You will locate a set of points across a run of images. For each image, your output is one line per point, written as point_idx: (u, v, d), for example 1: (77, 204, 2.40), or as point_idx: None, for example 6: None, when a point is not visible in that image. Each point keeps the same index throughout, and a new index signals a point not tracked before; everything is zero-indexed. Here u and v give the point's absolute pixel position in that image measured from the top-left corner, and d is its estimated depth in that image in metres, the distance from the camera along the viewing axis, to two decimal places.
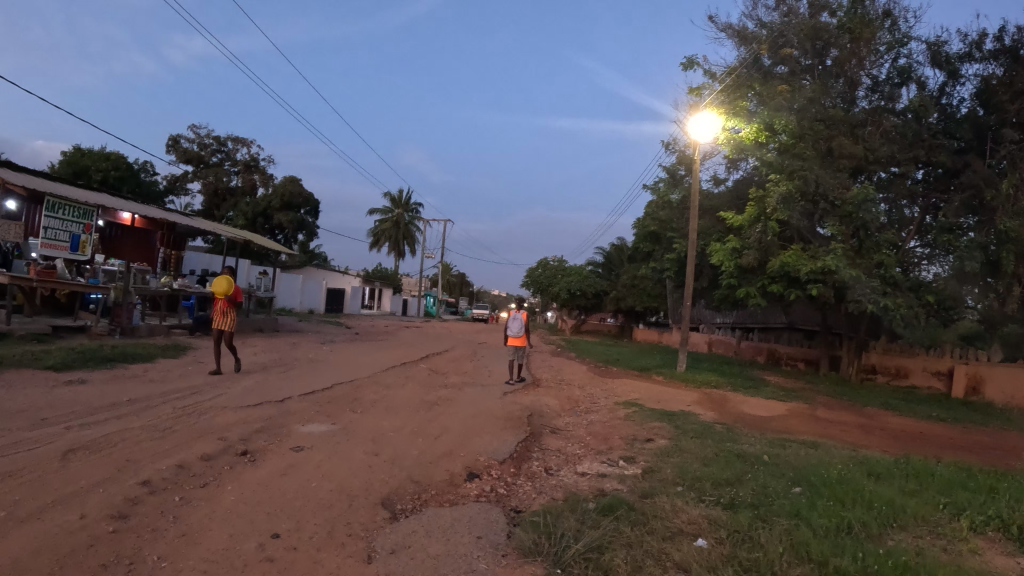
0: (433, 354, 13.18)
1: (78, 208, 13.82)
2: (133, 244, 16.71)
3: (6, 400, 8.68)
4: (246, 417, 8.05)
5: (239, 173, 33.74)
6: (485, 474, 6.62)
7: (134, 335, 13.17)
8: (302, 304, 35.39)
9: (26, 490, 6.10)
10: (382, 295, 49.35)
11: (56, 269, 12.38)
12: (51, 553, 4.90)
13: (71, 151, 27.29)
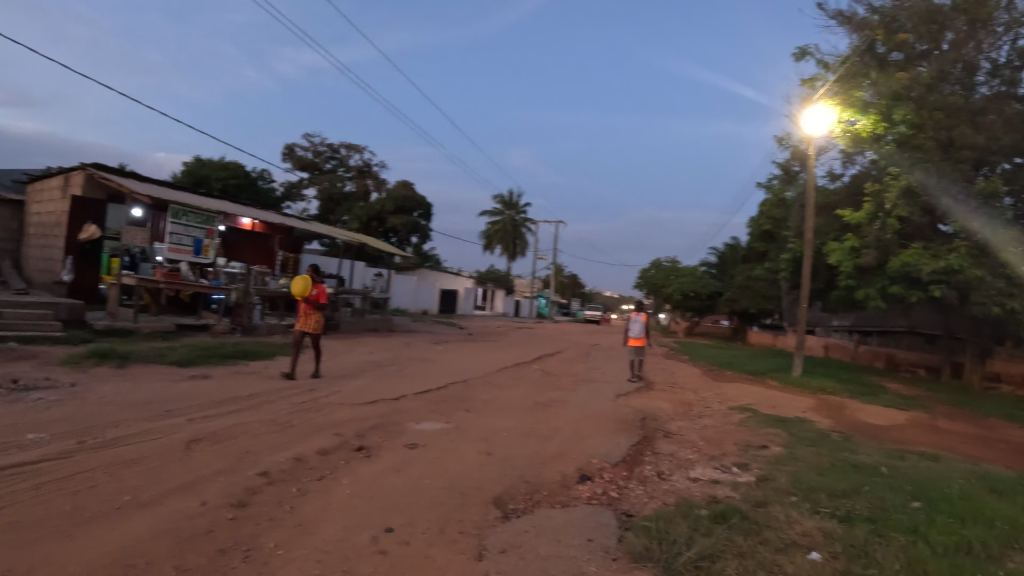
0: (545, 356, 13.22)
1: (202, 214, 14.26)
2: (254, 248, 17.18)
3: (134, 393, 9.01)
4: (363, 414, 8.20)
5: (353, 179, 34.00)
6: (597, 477, 6.61)
7: (254, 333, 13.64)
8: (414, 303, 35.97)
9: (151, 480, 6.37)
10: (494, 297, 49.65)
11: (180, 272, 12.83)
12: (172, 539, 5.14)
13: (190, 163, 28.05)
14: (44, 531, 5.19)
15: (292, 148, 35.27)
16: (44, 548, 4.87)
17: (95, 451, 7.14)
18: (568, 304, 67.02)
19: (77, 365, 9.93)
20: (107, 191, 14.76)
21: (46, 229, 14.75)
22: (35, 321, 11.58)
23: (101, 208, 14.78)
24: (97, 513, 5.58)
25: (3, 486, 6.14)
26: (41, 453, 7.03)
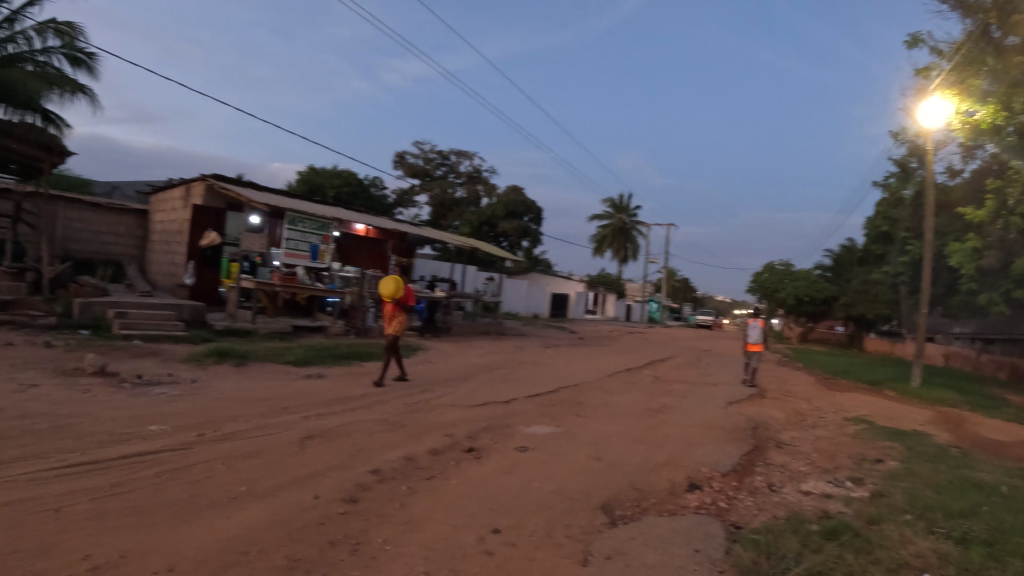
0: (657, 361, 13.13)
1: (317, 221, 14.60)
2: (368, 253, 17.46)
3: (251, 391, 9.25)
4: (473, 415, 8.26)
5: (464, 185, 34.32)
6: (707, 486, 6.56)
7: (367, 335, 13.87)
8: (525, 308, 35.91)
9: (266, 472, 6.58)
10: (605, 301, 49.42)
11: (296, 275, 13.16)
12: (284, 531, 5.32)
13: (305, 173, 28.67)
14: (164, 520, 5.43)
15: (403, 157, 35.69)
16: (164, 537, 5.11)
17: (213, 443, 7.39)
18: (680, 309, 66.37)
19: (199, 364, 10.24)
20: (226, 200, 15.24)
21: (172, 236, 15.36)
22: (160, 321, 12.11)
23: (220, 216, 15.25)
24: (214, 504, 5.80)
25: (128, 475, 6.43)
26: (163, 444, 7.31)
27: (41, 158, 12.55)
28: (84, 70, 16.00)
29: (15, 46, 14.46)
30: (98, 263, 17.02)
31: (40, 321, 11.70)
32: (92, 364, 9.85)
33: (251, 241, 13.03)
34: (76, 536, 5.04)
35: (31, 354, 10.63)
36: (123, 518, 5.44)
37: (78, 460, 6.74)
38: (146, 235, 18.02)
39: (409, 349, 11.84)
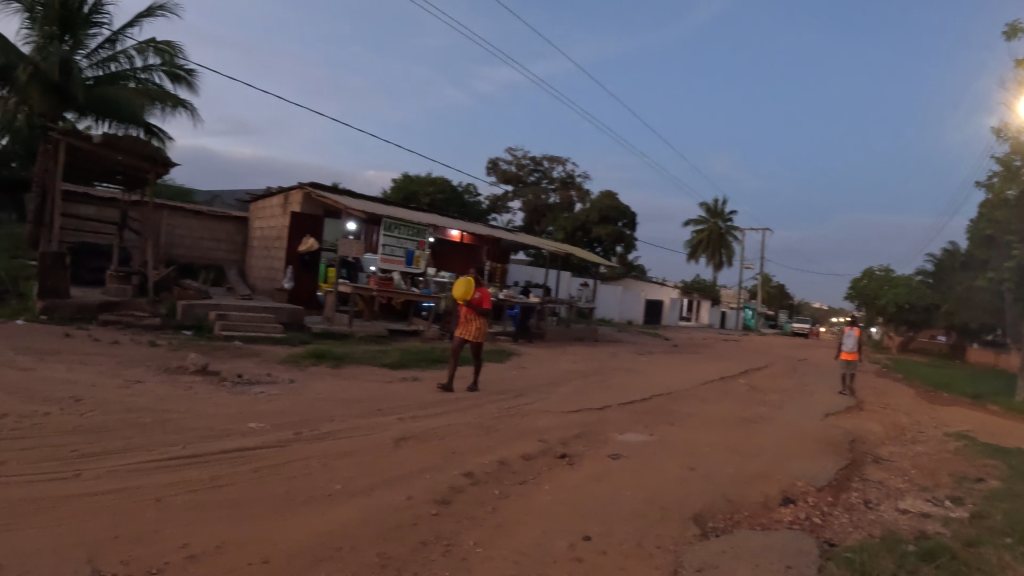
0: (752, 370, 12.99)
1: (413, 227, 14.61)
2: (463, 259, 17.60)
3: (348, 393, 9.40)
4: (567, 421, 8.27)
5: (556, 190, 34.13)
6: (801, 500, 6.48)
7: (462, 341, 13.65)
8: (619, 314, 35.69)
9: (361, 472, 6.68)
10: (700, 308, 48.90)
11: (392, 280, 13.33)
12: (377, 529, 5.42)
13: (401, 181, 29.09)
14: (260, 513, 5.58)
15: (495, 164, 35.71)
16: (260, 529, 5.26)
17: (310, 442, 7.52)
18: (776, 315, 65.42)
19: (297, 365, 10.45)
20: (324, 207, 15.51)
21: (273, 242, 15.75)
22: (259, 324, 12.38)
23: (318, 223, 15.55)
24: (310, 500, 5.93)
25: (228, 469, 6.60)
26: (261, 441, 7.48)
27: (145, 168, 12.89)
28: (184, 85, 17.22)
29: (119, 63, 16.64)
30: (200, 268, 17.53)
31: (145, 321, 12.15)
32: (194, 363, 10.11)
33: (349, 246, 13.12)
34: (175, 526, 5.22)
35: (136, 353, 10.97)
36: (222, 510, 5.60)
37: (180, 454, 6.94)
38: (247, 241, 18.44)
39: (503, 354, 11.89)
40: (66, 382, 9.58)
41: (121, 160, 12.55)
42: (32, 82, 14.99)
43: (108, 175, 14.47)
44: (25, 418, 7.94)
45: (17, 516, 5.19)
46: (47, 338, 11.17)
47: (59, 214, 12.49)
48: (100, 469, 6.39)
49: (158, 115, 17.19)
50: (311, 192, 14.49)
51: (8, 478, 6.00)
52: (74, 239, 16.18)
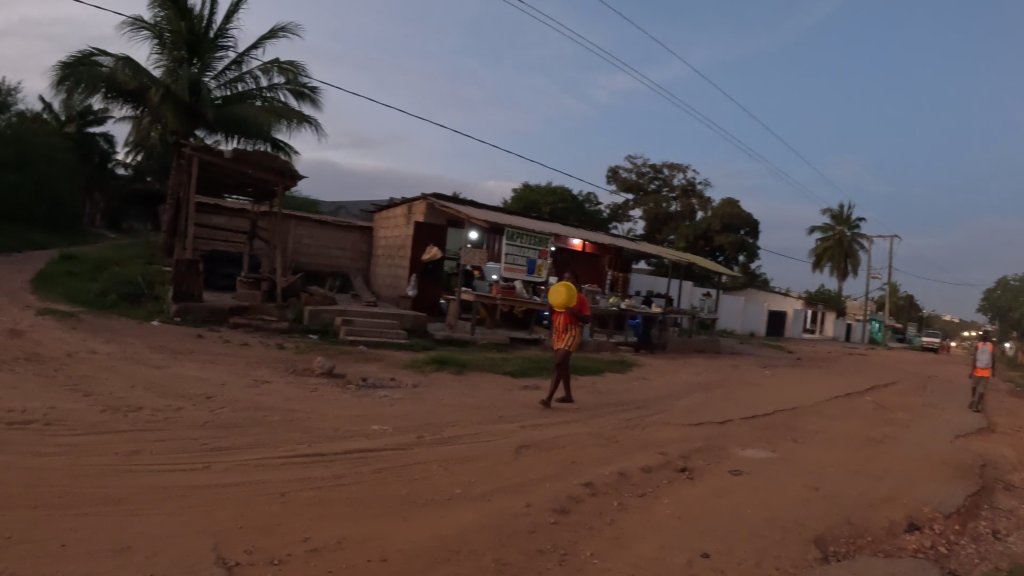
0: (879, 386, 12.67)
1: (534, 235, 14.61)
2: (584, 267, 17.58)
3: (470, 399, 9.48)
4: (688, 435, 8.19)
5: (678, 199, 32.73)
6: (927, 528, 6.32)
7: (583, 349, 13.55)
8: (742, 326, 35.03)
9: (481, 477, 6.75)
10: (825, 319, 47.81)
11: (515, 288, 13.40)
12: (494, 535, 5.47)
13: (522, 189, 29.26)
14: (380, 512, 5.70)
15: (615, 170, 34.49)
16: (379, 528, 5.38)
17: (431, 446, 7.63)
18: (905, 328, 63.53)
19: (420, 371, 10.59)
20: (446, 216, 15.69)
21: (398, 251, 16.03)
22: (383, 330, 12.62)
23: (441, 232, 15.73)
24: (430, 503, 6.03)
25: (351, 468, 6.75)
26: (384, 443, 7.61)
27: (274, 182, 13.24)
28: (309, 101, 19.06)
29: (245, 84, 18.65)
30: (327, 275, 17.97)
31: (273, 325, 12.53)
32: (320, 365, 10.35)
33: (471, 255, 13.19)
34: (298, 520, 5.37)
35: (264, 354, 11.29)
36: (343, 508, 5.74)
37: (306, 451, 7.13)
38: (372, 249, 18.81)
39: (624, 365, 11.85)
40: (198, 380, 9.91)
41: (251, 173, 12.92)
42: (165, 99, 17.19)
43: (239, 187, 14.95)
44: (160, 412, 8.25)
45: (151, 504, 5.42)
46: (181, 339, 11.62)
47: (192, 225, 12.98)
48: (229, 463, 6.61)
49: (284, 132, 19.08)
50: (435, 203, 14.75)
51: (144, 468, 6.25)
52: (206, 246, 16.76)
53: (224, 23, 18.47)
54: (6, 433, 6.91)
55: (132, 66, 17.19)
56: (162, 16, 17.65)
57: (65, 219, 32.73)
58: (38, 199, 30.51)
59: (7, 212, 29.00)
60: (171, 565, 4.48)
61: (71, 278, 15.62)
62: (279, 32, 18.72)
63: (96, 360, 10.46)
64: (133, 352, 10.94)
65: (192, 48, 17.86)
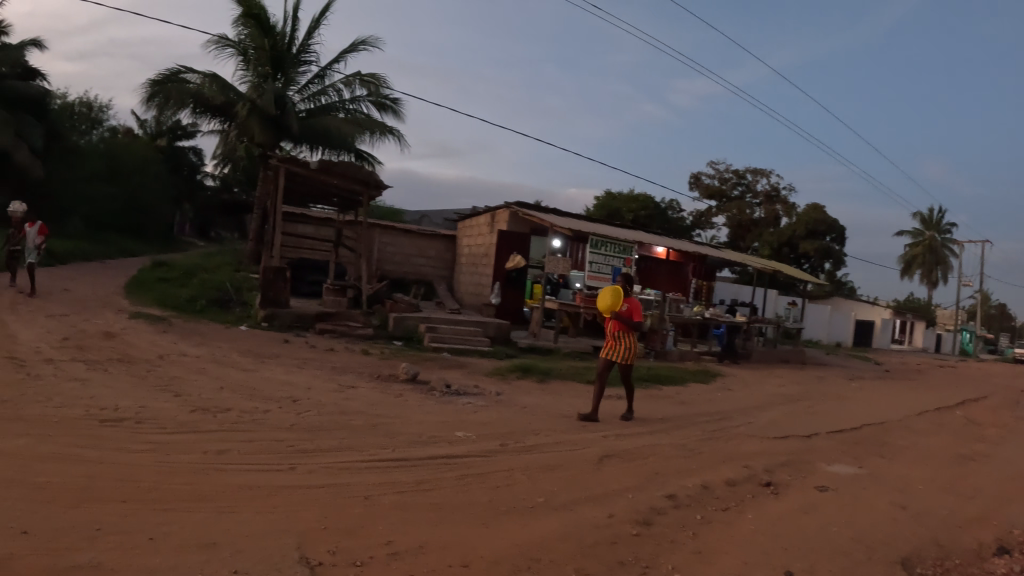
0: (971, 400, 12.36)
1: (619, 244, 14.61)
2: (668, 275, 17.47)
3: (553, 407, 9.48)
4: (773, 448, 8.09)
5: (762, 205, 32.09)
6: (1019, 551, 6.15)
7: (667, 358, 13.56)
8: (828, 336, 34.36)
9: (564, 486, 6.74)
10: (914, 329, 46.79)
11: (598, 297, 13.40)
12: (575, 545, 5.47)
13: (605, 198, 29.24)
14: (462, 518, 5.73)
15: (699, 175, 33.81)
16: (460, 534, 5.41)
17: (514, 454, 7.65)
18: (997, 339, 61.87)
19: (504, 379, 10.62)
20: (530, 225, 15.75)
21: (481, 259, 16.18)
22: (467, 337, 12.71)
23: (525, 240, 15.82)
24: (511, 510, 6.04)
25: (434, 474, 6.80)
26: (468, 450, 7.65)
27: (359, 191, 13.43)
28: (391, 112, 19.41)
29: (328, 96, 19.06)
30: (411, 283, 18.12)
31: (358, 331, 12.71)
32: (405, 371, 10.43)
33: (554, 263, 13.24)
34: (380, 522, 5.43)
35: (349, 359, 11.42)
36: (426, 513, 5.78)
37: (390, 456, 7.19)
38: (455, 257, 18.93)
39: (707, 375, 11.75)
40: (284, 383, 10.05)
41: (337, 184, 13.13)
42: (251, 115, 17.66)
43: (325, 197, 15.22)
44: (248, 414, 8.39)
45: (237, 501, 5.53)
46: (269, 344, 11.83)
47: (280, 232, 13.23)
48: (314, 465, 6.71)
49: (368, 143, 19.41)
50: (518, 212, 14.88)
51: (232, 467, 6.38)
52: (293, 254, 17.04)
53: (307, 39, 18.85)
54: (100, 431, 7.09)
55: (219, 84, 17.71)
56: (246, 34, 18.14)
57: (157, 228, 33.53)
58: (130, 209, 31.31)
59: (101, 221, 29.81)
60: (255, 561, 4.58)
61: (164, 283, 15.99)
62: (360, 45, 19.03)
63: (186, 362, 10.68)
64: (221, 355, 11.16)
65: (276, 64, 18.32)
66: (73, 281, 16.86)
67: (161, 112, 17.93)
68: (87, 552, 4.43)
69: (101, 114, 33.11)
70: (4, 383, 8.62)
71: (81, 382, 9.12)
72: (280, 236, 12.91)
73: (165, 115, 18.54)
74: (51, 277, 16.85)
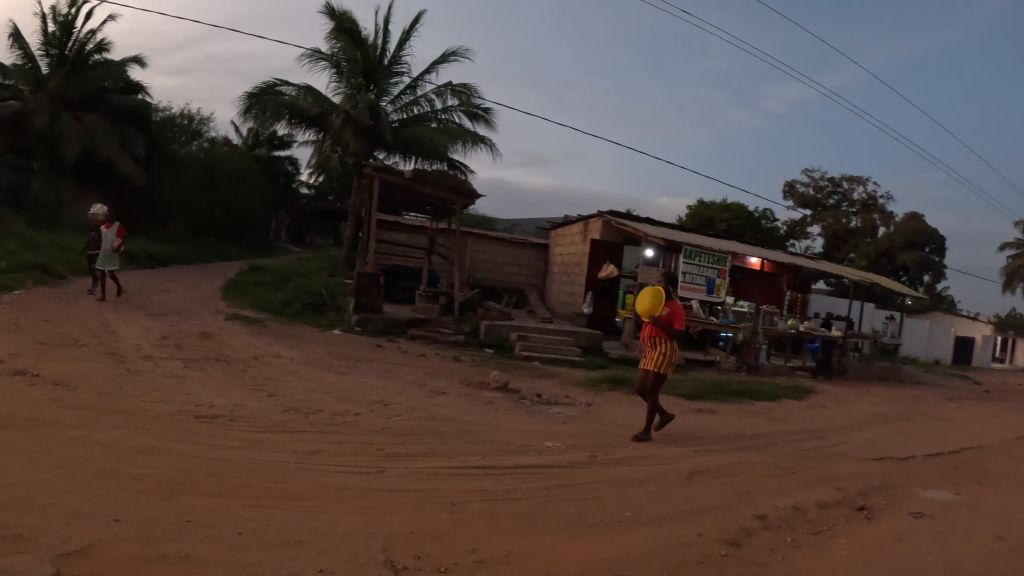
0: None
1: (713, 254, 14.55)
2: (761, 287, 17.38)
3: (642, 421, 9.41)
4: (868, 471, 7.92)
5: (858, 214, 31.38)
6: None
7: (760, 373, 13.41)
8: (926, 353, 33.49)
9: (652, 502, 6.68)
10: (1016, 347, 45.49)
11: (691, 309, 13.34)
12: (662, 562, 5.41)
13: (698, 206, 28.96)
14: (548, 530, 5.71)
15: (793, 182, 33.18)
16: (547, 545, 5.38)
17: (603, 466, 7.61)
18: None
19: (594, 391, 10.58)
20: (622, 234, 15.73)
21: (574, 268, 16.18)
22: (557, 347, 12.72)
23: (617, 250, 15.79)
24: (598, 523, 6.00)
25: (522, 483, 6.79)
26: (557, 460, 7.63)
27: (452, 200, 13.53)
28: (482, 121, 19.51)
29: (421, 106, 19.20)
30: (502, 291, 18.20)
31: (450, 338, 12.80)
32: (496, 379, 10.45)
33: (647, 274, 13.23)
34: (467, 531, 5.44)
35: (440, 366, 11.49)
36: (513, 522, 5.77)
37: (478, 464, 7.21)
38: (547, 266, 18.94)
39: (801, 392, 11.56)
40: (375, 387, 10.14)
41: (430, 192, 13.24)
42: (345, 125, 17.90)
43: (419, 205, 15.37)
44: (338, 416, 8.48)
45: (326, 502, 5.58)
46: (361, 349, 11.97)
47: (374, 239, 13.38)
48: (403, 469, 6.75)
49: (460, 152, 19.51)
50: (611, 220, 14.87)
51: (323, 468, 6.45)
52: (385, 260, 17.23)
53: (399, 49, 19.03)
54: (196, 426, 7.23)
55: (314, 95, 17.98)
56: (339, 47, 18.40)
57: (253, 233, 34.16)
58: (228, 216, 31.95)
59: (199, 227, 30.49)
60: (341, 561, 4.61)
61: (259, 287, 16.25)
62: (451, 56, 19.14)
63: (279, 363, 10.85)
64: (315, 358, 11.31)
65: (369, 76, 18.55)
66: (172, 282, 17.26)
67: (258, 124, 18.30)
68: (177, 542, 4.52)
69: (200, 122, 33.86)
70: (105, 377, 8.84)
71: (178, 379, 9.31)
72: (374, 243, 13.07)
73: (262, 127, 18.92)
74: (151, 279, 17.25)
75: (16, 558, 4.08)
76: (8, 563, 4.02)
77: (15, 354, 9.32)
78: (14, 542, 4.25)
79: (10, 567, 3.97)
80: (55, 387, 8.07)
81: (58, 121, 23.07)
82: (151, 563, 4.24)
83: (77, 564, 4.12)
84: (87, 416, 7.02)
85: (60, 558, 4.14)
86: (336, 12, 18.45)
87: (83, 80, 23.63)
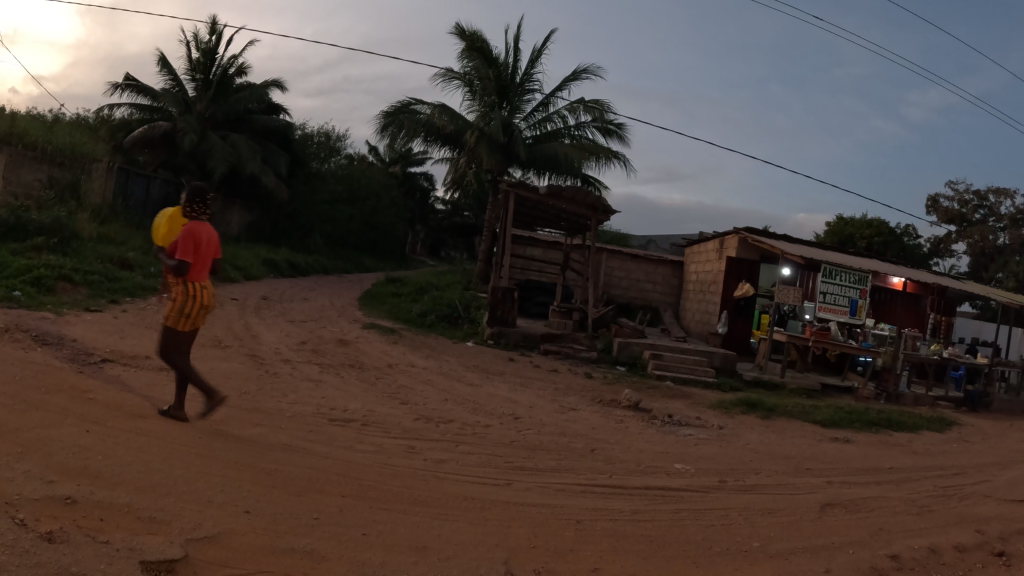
0: None
1: (855, 274, 14.23)
2: (904, 310, 16.99)
3: (777, 446, 9.24)
4: (1011, 513, 7.60)
5: (1006, 229, 30.06)
6: None
7: (900, 402, 13.01)
8: None
9: (784, 533, 6.50)
10: None
11: (830, 331, 13.07)
12: None
13: (837, 223, 28.36)
14: (673, 554, 5.63)
15: (936, 196, 32.05)
16: (669, 570, 5.33)
17: (734, 492, 7.47)
18: None
19: (728, 414, 10.47)
20: (760, 252, 15.55)
21: (709, 286, 16.04)
22: (692, 366, 12.62)
23: (754, 267, 15.61)
24: (726, 552, 5.87)
25: (649, 505, 6.72)
26: (688, 483, 7.55)
27: (587, 215, 13.53)
28: (615, 137, 19.47)
29: (554, 123, 19.27)
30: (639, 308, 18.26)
31: (582, 354, 12.89)
32: (627, 398, 10.38)
33: (785, 293, 13.04)
34: (590, 549, 5.39)
35: (572, 381, 11.53)
36: (634, 543, 5.70)
37: (607, 482, 7.15)
38: (682, 282, 18.75)
39: (942, 424, 11.17)
40: (507, 401, 10.16)
41: (566, 208, 13.27)
42: (479, 142, 18.10)
43: (555, 221, 15.45)
44: (470, 427, 8.56)
45: (451, 510, 5.61)
46: (495, 361, 12.10)
47: (509, 254, 13.49)
48: (530, 483, 6.74)
49: (593, 168, 19.53)
50: (748, 238, 14.73)
51: (454, 477, 6.52)
52: (521, 274, 17.43)
53: (531, 67, 19.17)
54: (330, 429, 7.36)
55: (448, 113, 18.27)
56: (472, 65, 18.70)
57: (391, 243, 34.79)
58: (367, 227, 32.66)
59: (340, 239, 31.18)
60: (464, 570, 4.64)
61: (397, 299, 16.58)
62: (583, 73, 19.20)
63: (413, 372, 10.99)
64: (448, 369, 11.41)
65: (502, 94, 18.82)
66: (312, 291, 17.65)
67: (395, 142, 18.79)
68: (304, 538, 4.60)
69: (340, 138, 34.77)
70: (246, 378, 9.08)
71: (315, 383, 9.50)
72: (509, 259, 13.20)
73: (398, 146, 19.35)
74: (292, 289, 17.77)
75: (150, 539, 4.20)
76: (141, 543, 4.13)
77: (162, 352, 9.64)
78: (149, 523, 4.38)
79: (143, 547, 4.09)
80: (197, 384, 8.32)
81: (205, 140, 23.90)
82: (276, 556, 4.33)
83: (205, 550, 4.23)
84: (229, 414, 7.24)
85: (190, 543, 4.26)
86: (468, 32, 18.74)
87: (227, 103, 24.35)
